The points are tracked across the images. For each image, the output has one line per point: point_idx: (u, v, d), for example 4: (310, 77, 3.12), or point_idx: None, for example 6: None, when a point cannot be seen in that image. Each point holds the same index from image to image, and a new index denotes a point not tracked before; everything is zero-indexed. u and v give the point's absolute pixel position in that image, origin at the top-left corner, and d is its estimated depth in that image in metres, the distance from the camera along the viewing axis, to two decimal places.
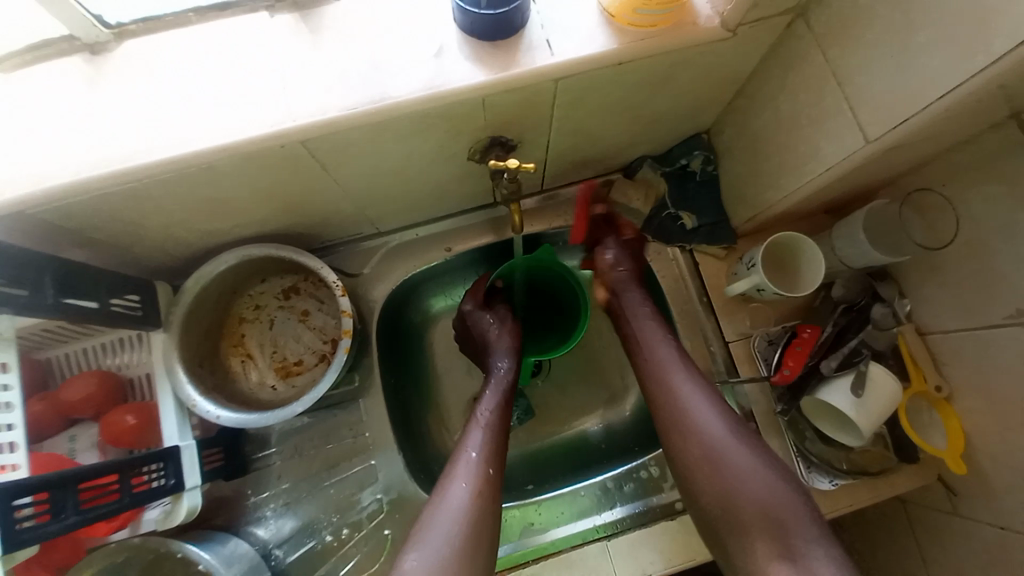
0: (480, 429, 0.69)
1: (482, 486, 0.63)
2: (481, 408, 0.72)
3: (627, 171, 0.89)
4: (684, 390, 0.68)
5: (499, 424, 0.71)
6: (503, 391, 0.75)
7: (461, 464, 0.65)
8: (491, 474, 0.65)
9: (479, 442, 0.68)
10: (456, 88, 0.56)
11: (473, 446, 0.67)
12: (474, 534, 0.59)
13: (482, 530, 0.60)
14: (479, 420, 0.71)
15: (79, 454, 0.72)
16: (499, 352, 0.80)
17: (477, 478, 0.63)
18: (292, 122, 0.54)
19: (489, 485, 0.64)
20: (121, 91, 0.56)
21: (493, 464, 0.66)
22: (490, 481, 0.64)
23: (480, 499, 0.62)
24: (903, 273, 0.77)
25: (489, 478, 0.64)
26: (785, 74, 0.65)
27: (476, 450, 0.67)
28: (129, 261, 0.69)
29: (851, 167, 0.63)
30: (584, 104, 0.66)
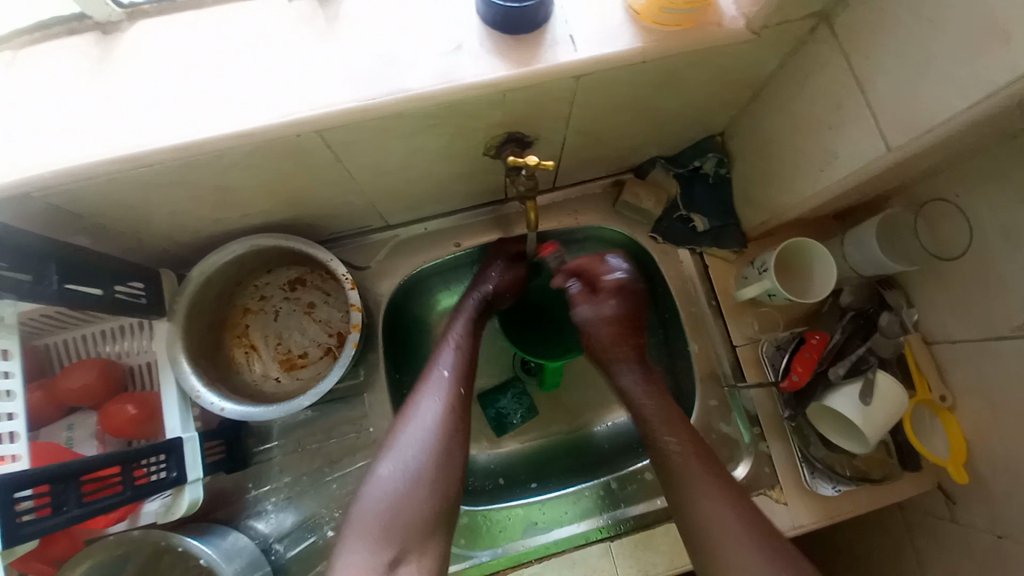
0: (452, 349, 0.71)
1: (453, 403, 0.65)
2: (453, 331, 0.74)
3: (638, 170, 0.89)
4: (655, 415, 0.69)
5: (471, 348, 0.73)
6: (473, 322, 0.76)
7: (431, 384, 0.66)
8: (461, 394, 0.67)
9: (450, 363, 0.69)
10: (476, 81, 0.55)
11: (444, 367, 0.68)
12: (443, 448, 0.61)
13: (455, 447, 0.62)
14: (451, 340, 0.72)
15: (78, 444, 0.71)
16: (478, 283, 0.80)
17: (447, 396, 0.65)
18: (310, 112, 0.53)
19: (460, 402, 0.66)
20: (132, 73, 0.55)
21: (465, 385, 0.68)
22: (460, 399, 0.66)
23: (453, 416, 0.64)
24: (911, 283, 0.77)
25: (459, 397, 0.66)
26: (804, 79, 0.65)
27: (447, 370, 0.68)
28: (132, 247, 0.68)
29: (867, 175, 0.62)
30: (602, 102, 0.65)
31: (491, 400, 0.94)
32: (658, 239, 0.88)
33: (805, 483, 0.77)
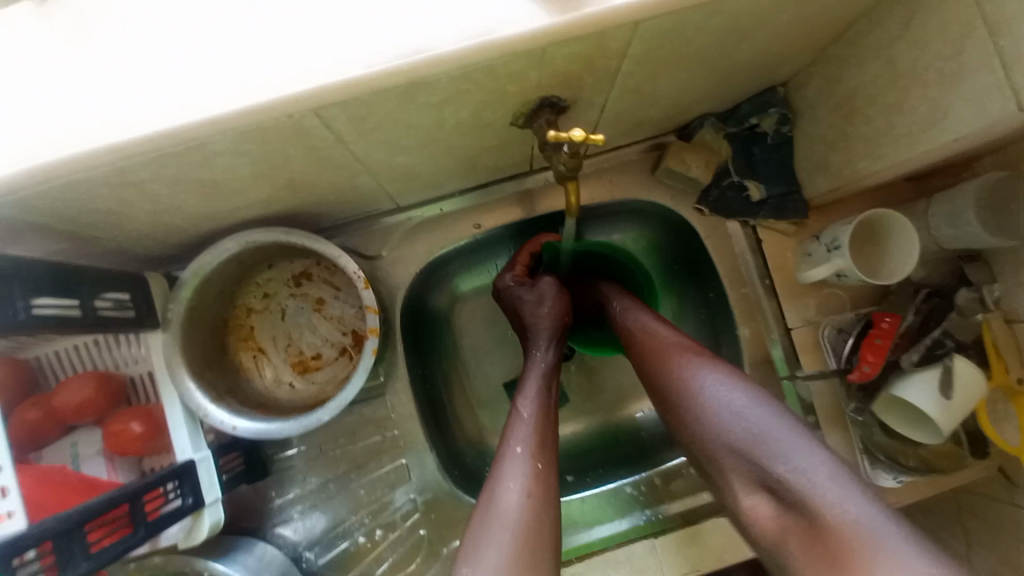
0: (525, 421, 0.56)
1: (538, 486, 0.50)
2: (522, 396, 0.60)
3: (683, 131, 0.76)
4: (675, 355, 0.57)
5: (547, 412, 0.58)
6: (546, 379, 0.62)
7: (508, 465, 0.51)
8: (542, 471, 0.51)
9: (527, 435, 0.54)
10: (513, 35, 0.42)
11: (520, 439, 0.54)
12: (538, 548, 0.45)
13: (545, 541, 0.46)
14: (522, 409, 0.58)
15: (85, 463, 0.65)
16: (539, 341, 0.67)
17: (531, 477, 0.50)
18: (304, 84, 0.42)
19: (542, 480, 0.50)
20: (77, 46, 0.43)
21: (543, 457, 0.53)
22: (542, 476, 0.50)
23: (538, 506, 0.48)
24: (1001, 256, 0.67)
25: (540, 475, 0.51)
26: (912, 16, 0.52)
27: (523, 444, 0.53)
28: (111, 252, 0.59)
29: (983, 138, 0.51)
30: (659, 56, 0.53)
31: None
32: (706, 213, 0.78)
33: (862, 474, 0.71)
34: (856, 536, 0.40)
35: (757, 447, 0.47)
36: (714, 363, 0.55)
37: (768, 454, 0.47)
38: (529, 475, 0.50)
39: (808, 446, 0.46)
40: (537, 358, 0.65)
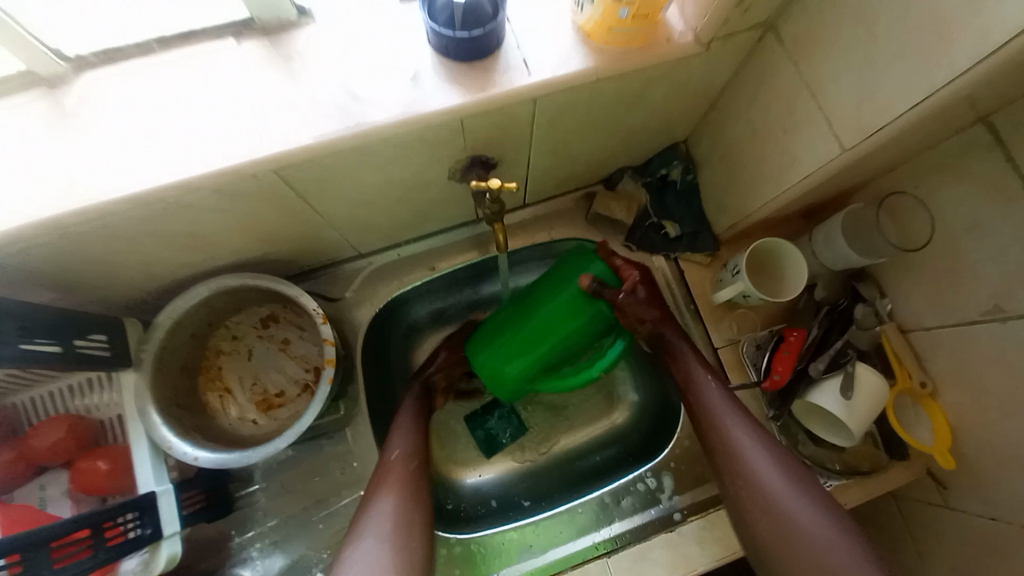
0: (400, 433, 0.71)
1: (405, 484, 0.64)
2: (401, 418, 0.74)
3: (607, 182, 0.89)
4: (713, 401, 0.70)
5: (419, 426, 0.74)
6: (415, 408, 0.77)
7: (385, 469, 0.66)
8: (415, 469, 0.66)
9: (401, 443, 0.69)
10: (434, 109, 0.54)
11: (396, 447, 0.69)
12: (410, 521, 0.60)
13: (418, 517, 0.61)
14: (400, 426, 0.73)
15: (51, 504, 0.68)
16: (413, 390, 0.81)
17: (404, 472, 0.65)
18: (266, 151, 0.52)
19: (412, 479, 0.65)
20: (80, 128, 0.54)
21: (416, 462, 0.68)
22: (413, 475, 0.65)
23: (411, 495, 0.63)
24: (882, 273, 0.78)
25: (412, 471, 0.66)
26: (757, 86, 0.66)
27: (398, 450, 0.68)
28: (94, 298, 0.66)
29: (827, 175, 0.63)
30: (564, 121, 0.65)
31: (479, 421, 0.93)
32: (634, 249, 0.88)
33: None
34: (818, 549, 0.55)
35: (764, 479, 0.62)
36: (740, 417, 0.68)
37: (768, 479, 0.61)
38: (400, 475, 0.65)
39: (798, 497, 0.59)
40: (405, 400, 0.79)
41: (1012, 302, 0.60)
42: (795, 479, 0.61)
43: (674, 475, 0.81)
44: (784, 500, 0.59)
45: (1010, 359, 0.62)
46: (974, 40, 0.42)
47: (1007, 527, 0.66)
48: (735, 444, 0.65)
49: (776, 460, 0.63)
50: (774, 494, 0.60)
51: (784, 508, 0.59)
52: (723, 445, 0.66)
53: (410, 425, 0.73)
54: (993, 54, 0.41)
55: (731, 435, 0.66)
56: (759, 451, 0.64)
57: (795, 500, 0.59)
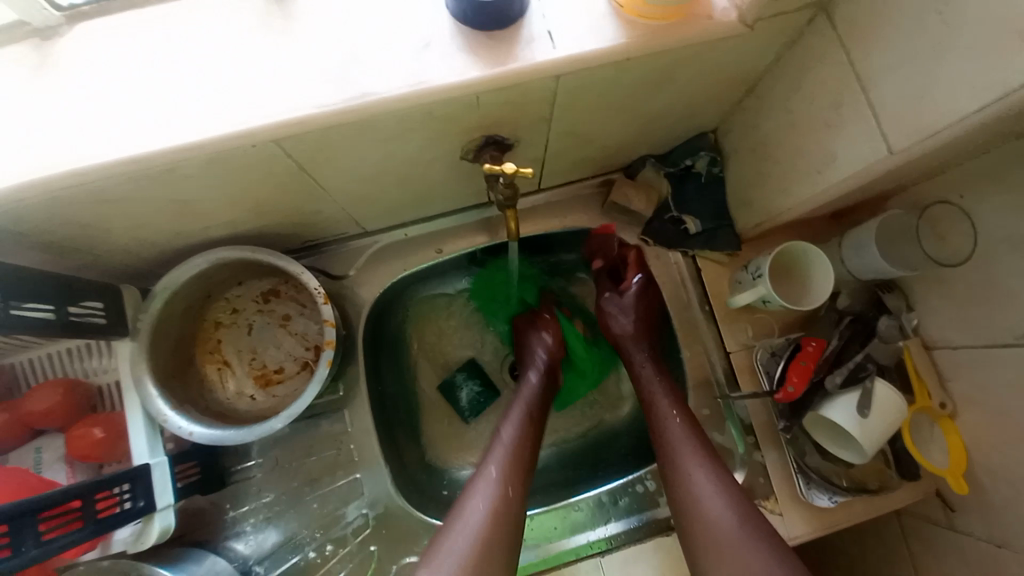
0: (503, 448, 0.68)
1: (502, 502, 0.61)
2: (506, 424, 0.71)
3: (627, 170, 0.84)
4: (662, 412, 0.72)
5: (528, 445, 0.69)
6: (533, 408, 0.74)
7: (480, 481, 0.64)
8: (510, 495, 0.62)
9: (501, 458, 0.66)
10: (447, 82, 0.50)
11: (496, 463, 0.65)
12: (486, 556, 0.57)
13: (501, 538, 0.59)
14: (502, 434, 0.70)
15: (46, 469, 0.67)
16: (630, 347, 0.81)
17: (496, 496, 0.62)
18: (265, 119, 0.49)
19: (511, 501, 0.62)
20: (69, 83, 0.51)
21: (513, 484, 0.64)
22: (511, 490, 0.63)
23: (497, 520, 0.60)
24: (913, 285, 0.73)
25: (508, 499, 0.62)
26: (802, 75, 0.60)
27: (496, 467, 0.65)
28: (88, 263, 0.64)
29: (870, 178, 0.59)
30: (586, 102, 0.61)
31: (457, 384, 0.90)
32: (650, 243, 0.86)
33: (799, 494, 0.74)
34: (723, 544, 0.58)
35: (714, 515, 0.61)
36: (682, 421, 0.71)
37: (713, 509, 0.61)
38: (493, 500, 0.61)
39: (722, 499, 0.61)
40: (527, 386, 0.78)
41: None
42: (726, 483, 0.63)
43: None
44: (734, 539, 0.58)
45: None
46: None
47: (1015, 556, 0.64)
48: (687, 475, 0.65)
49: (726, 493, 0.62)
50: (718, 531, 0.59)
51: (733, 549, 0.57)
52: (665, 451, 0.69)
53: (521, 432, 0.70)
54: None
55: (686, 466, 0.66)
56: (711, 483, 0.63)
57: (746, 540, 0.57)
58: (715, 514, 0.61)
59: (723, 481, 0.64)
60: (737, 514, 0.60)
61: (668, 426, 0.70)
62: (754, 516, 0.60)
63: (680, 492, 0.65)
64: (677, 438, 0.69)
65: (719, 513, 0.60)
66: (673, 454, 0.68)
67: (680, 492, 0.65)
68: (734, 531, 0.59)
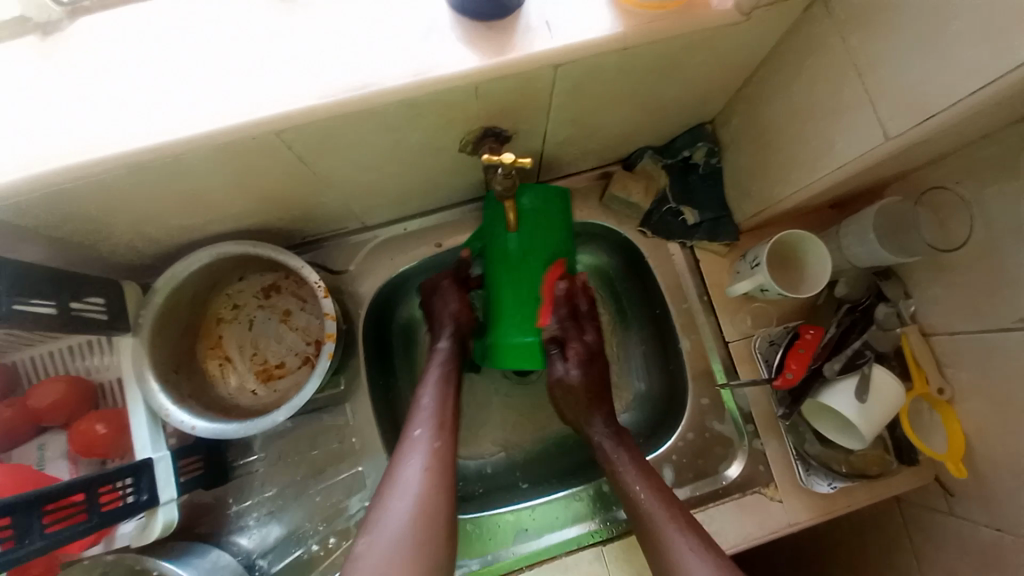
0: (426, 410, 0.67)
1: (434, 461, 0.61)
2: (425, 389, 0.70)
3: (626, 162, 0.85)
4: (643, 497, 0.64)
5: (449, 400, 0.69)
6: (446, 365, 0.72)
7: (409, 444, 0.63)
8: (440, 449, 0.63)
9: (425, 419, 0.65)
10: (448, 72, 0.50)
11: (420, 425, 0.65)
12: (432, 514, 0.56)
13: (443, 482, 0.59)
14: (422, 399, 0.68)
15: (49, 465, 0.68)
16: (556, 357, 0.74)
17: (432, 458, 0.61)
18: (266, 110, 0.49)
19: (441, 457, 0.62)
20: (70, 78, 0.51)
21: (442, 437, 0.64)
22: (439, 454, 0.62)
23: (435, 475, 0.59)
24: (911, 273, 0.74)
25: (439, 452, 0.62)
26: (799, 64, 0.61)
27: (422, 429, 0.64)
28: (91, 259, 0.64)
29: (867, 164, 0.59)
30: (584, 93, 0.61)
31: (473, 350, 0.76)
32: (649, 235, 0.85)
33: (800, 481, 0.75)
34: None
35: None
36: (673, 512, 0.61)
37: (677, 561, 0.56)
38: (427, 459, 0.61)
39: None
40: (440, 348, 0.75)
41: None
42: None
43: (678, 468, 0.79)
44: None
45: None
46: None
47: (1015, 538, 0.64)
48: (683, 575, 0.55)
49: (693, 538, 0.58)
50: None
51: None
52: (657, 548, 0.59)
53: (439, 392, 0.69)
54: None
55: (658, 527, 0.61)
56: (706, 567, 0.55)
57: None
58: None
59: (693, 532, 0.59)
60: None
61: (626, 479, 0.67)
62: None
63: None
64: (679, 543, 0.58)
65: None
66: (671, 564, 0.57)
67: None
68: None
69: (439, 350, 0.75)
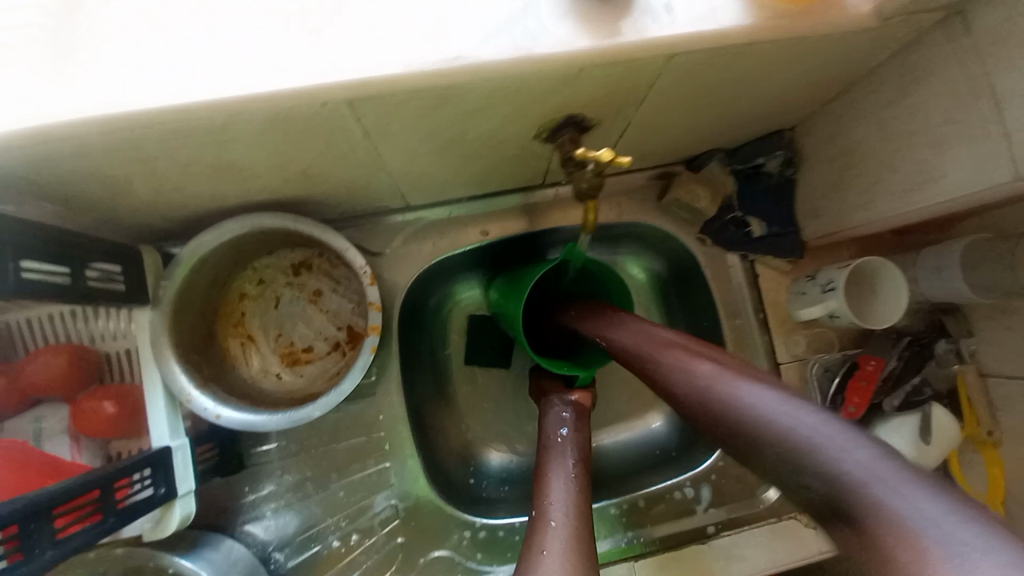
0: (562, 481, 0.53)
1: (572, 554, 0.43)
2: (555, 454, 0.57)
3: (691, 163, 0.79)
4: (706, 391, 0.42)
5: (581, 478, 0.54)
6: (577, 435, 0.60)
7: (541, 531, 0.47)
8: (581, 537, 0.45)
9: (561, 493, 0.51)
10: (554, 53, 0.44)
11: (556, 505, 0.50)
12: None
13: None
14: (556, 465, 0.55)
15: (46, 441, 0.61)
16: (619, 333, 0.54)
17: (569, 553, 0.43)
18: (340, 76, 0.41)
19: (582, 544, 0.44)
20: (104, 10, 0.42)
21: (579, 520, 0.47)
22: (576, 538, 0.45)
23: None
24: (977, 312, 0.71)
25: (579, 543, 0.44)
26: (919, 80, 0.55)
27: (558, 507, 0.49)
28: (106, 221, 0.56)
29: (978, 199, 0.55)
30: (683, 89, 0.55)
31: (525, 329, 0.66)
32: (708, 243, 0.80)
33: None
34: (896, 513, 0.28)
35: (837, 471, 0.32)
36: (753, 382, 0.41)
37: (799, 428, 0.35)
38: (569, 551, 0.43)
39: (885, 463, 0.31)
40: (555, 411, 0.63)
41: None
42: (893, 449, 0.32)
43: (713, 487, 0.77)
44: (878, 492, 0.30)
45: None
46: None
47: None
48: (770, 435, 0.36)
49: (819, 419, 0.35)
50: (873, 487, 0.30)
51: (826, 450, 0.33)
52: (721, 423, 0.41)
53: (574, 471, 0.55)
54: None
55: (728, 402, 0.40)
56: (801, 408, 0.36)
57: (895, 495, 0.29)
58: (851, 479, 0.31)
59: (802, 402, 0.38)
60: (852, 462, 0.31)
61: (717, 399, 0.41)
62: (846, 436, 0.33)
63: (814, 475, 0.33)
64: (762, 403, 0.38)
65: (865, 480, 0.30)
66: (757, 429, 0.37)
67: (811, 479, 0.33)
68: (869, 483, 0.30)
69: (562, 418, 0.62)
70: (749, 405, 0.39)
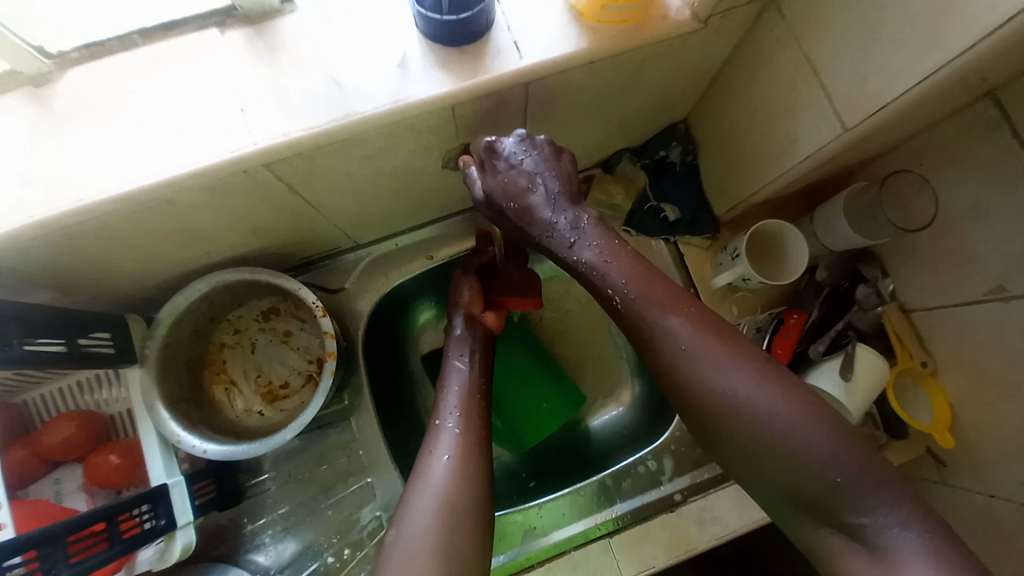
0: (449, 402, 0.67)
1: (462, 451, 0.61)
2: (449, 385, 0.69)
3: (605, 165, 0.87)
4: (655, 319, 0.57)
5: (482, 388, 0.70)
6: (472, 352, 0.73)
7: (436, 439, 0.63)
8: (475, 433, 0.63)
9: (452, 407, 0.66)
10: (425, 98, 0.53)
11: (451, 416, 0.65)
12: (456, 501, 0.56)
13: (474, 472, 0.59)
14: (448, 398, 0.68)
15: (67, 498, 0.70)
16: (621, 285, 0.59)
17: (457, 448, 0.61)
18: (254, 147, 0.52)
19: (473, 443, 0.62)
20: (68, 128, 0.53)
21: (467, 424, 0.64)
22: (467, 439, 0.62)
23: (468, 476, 0.58)
24: (885, 255, 0.77)
25: (462, 439, 0.62)
26: (758, 63, 0.63)
27: (453, 419, 0.64)
28: (93, 297, 0.66)
29: (830, 154, 0.62)
30: (557, 105, 0.64)
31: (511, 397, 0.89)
32: (633, 233, 0.87)
33: None
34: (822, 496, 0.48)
35: (765, 445, 0.50)
36: (681, 318, 0.56)
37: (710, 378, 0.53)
38: (456, 454, 0.60)
39: (764, 406, 0.51)
40: (456, 333, 0.76)
41: (1015, 283, 0.60)
42: (812, 444, 0.48)
43: (675, 458, 0.82)
44: (787, 447, 0.49)
45: (1012, 337, 0.62)
46: (985, 11, 0.40)
47: (1006, 504, 0.67)
48: (727, 414, 0.52)
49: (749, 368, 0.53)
50: (733, 398, 0.52)
51: (732, 400, 0.52)
52: (648, 341, 0.57)
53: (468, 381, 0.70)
54: (1002, 29, 0.39)
55: (684, 365, 0.54)
56: (758, 393, 0.51)
57: (760, 409, 0.51)
58: (826, 481, 0.47)
59: (764, 401, 0.51)
60: (810, 451, 0.48)
61: (699, 380, 0.54)
62: (789, 382, 0.52)
63: (735, 448, 0.53)
64: (716, 382, 0.53)
65: (825, 480, 0.48)
66: (697, 385, 0.54)
67: (734, 448, 0.53)
68: (794, 429, 0.49)
69: (456, 361, 0.72)
70: (664, 347, 0.56)
